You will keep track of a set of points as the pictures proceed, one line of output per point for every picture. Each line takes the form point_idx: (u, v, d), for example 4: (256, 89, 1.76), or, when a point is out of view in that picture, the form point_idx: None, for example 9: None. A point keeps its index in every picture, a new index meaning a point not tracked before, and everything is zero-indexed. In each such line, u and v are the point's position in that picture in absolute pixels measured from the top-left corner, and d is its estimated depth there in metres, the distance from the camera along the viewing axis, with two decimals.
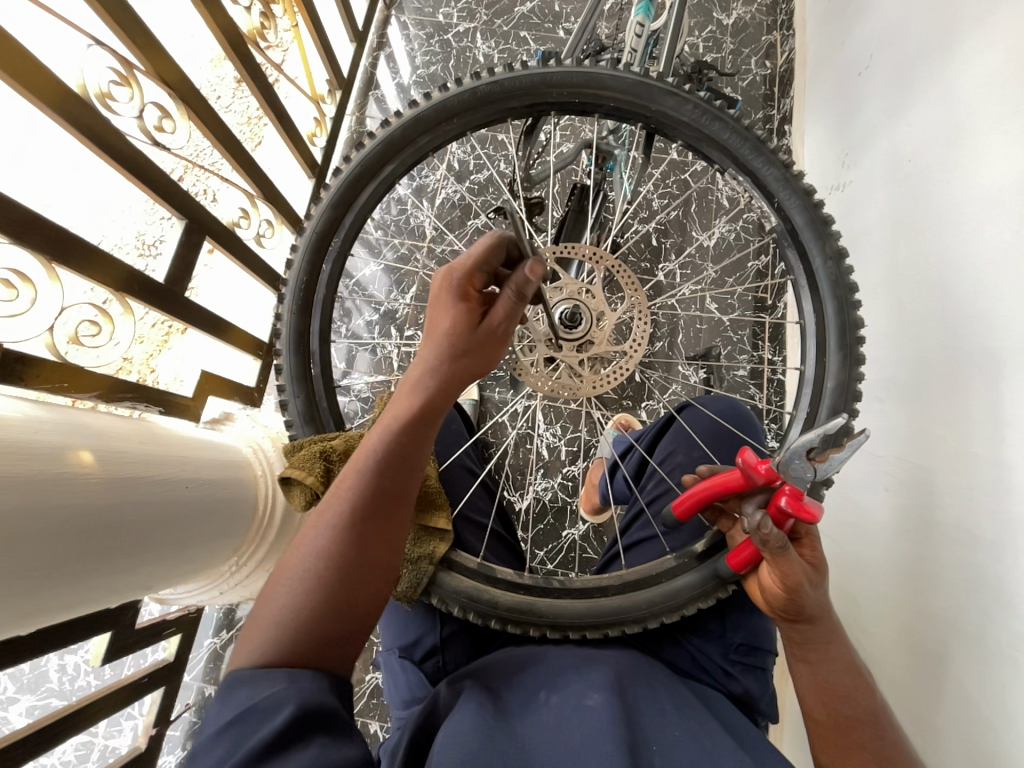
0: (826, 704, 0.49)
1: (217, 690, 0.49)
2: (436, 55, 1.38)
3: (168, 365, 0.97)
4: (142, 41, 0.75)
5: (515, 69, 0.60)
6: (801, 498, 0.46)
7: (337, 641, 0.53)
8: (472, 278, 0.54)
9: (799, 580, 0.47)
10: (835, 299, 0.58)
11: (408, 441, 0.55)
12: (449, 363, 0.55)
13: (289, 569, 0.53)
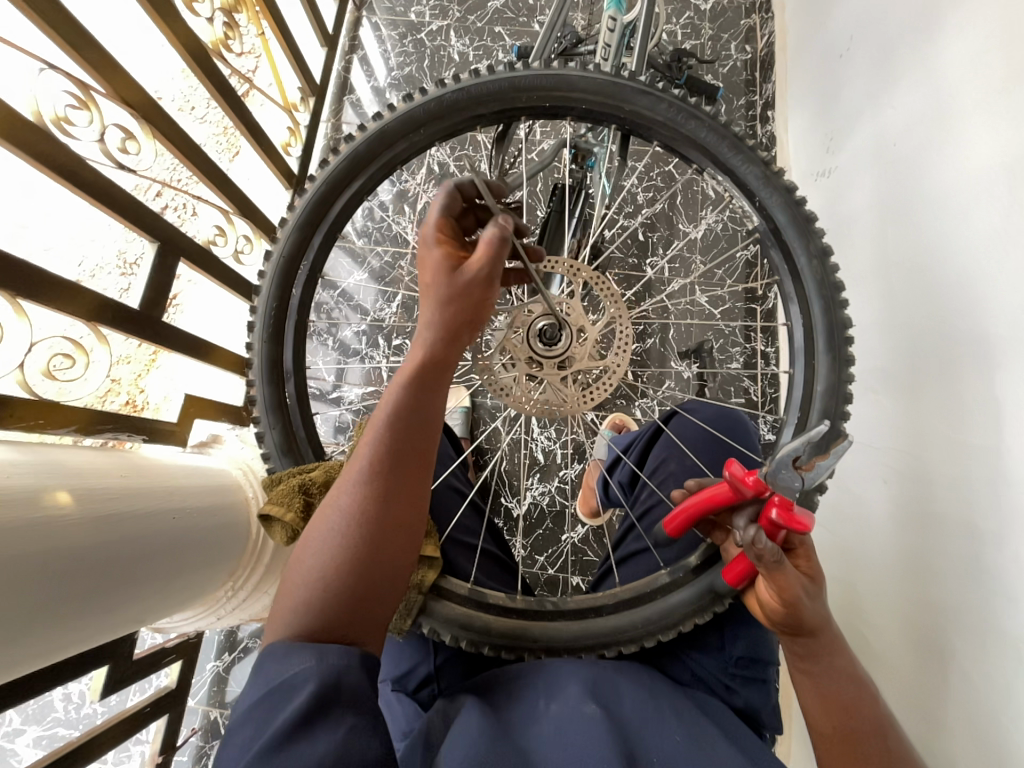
0: (828, 714, 0.48)
1: (251, 669, 0.50)
2: (410, 55, 1.35)
3: (156, 384, 0.94)
4: (99, 61, 0.72)
5: (482, 74, 0.58)
6: (792, 510, 0.44)
7: (364, 610, 0.52)
8: (442, 231, 0.58)
9: (796, 591, 0.46)
10: (822, 299, 0.56)
11: (413, 397, 0.54)
12: (439, 313, 0.54)
13: (311, 537, 0.53)
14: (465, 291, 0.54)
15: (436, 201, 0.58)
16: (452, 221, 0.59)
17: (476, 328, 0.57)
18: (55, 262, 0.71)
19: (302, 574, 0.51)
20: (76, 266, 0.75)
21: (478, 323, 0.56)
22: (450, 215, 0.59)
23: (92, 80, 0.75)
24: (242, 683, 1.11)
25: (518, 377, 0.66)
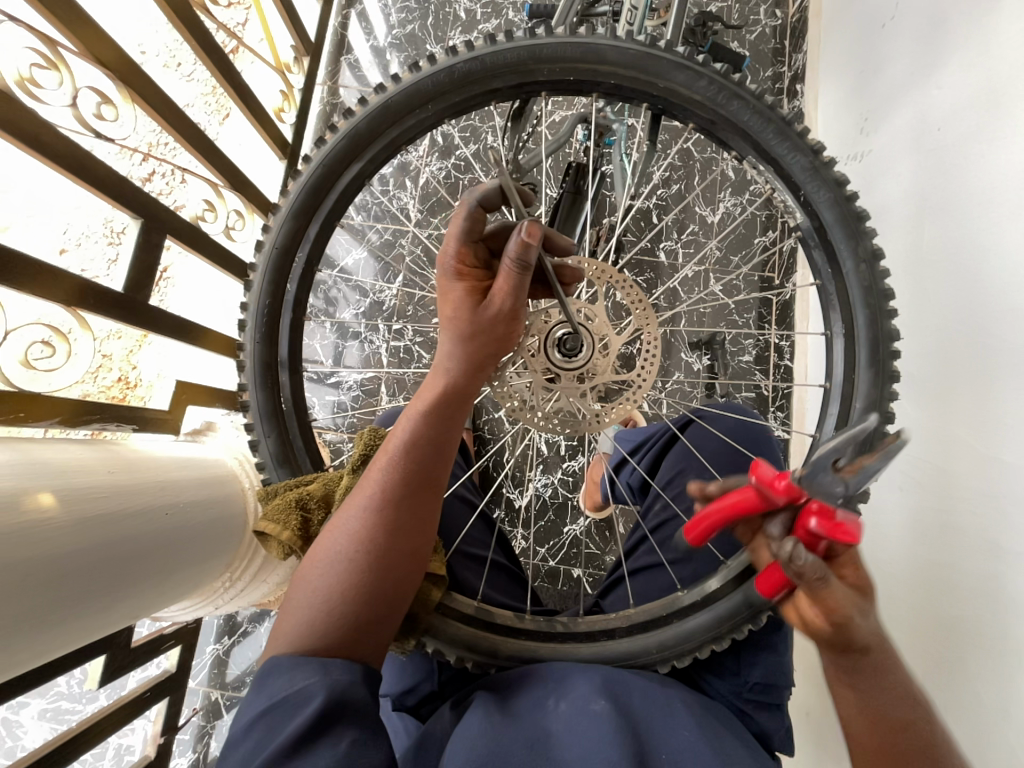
0: (875, 738, 0.47)
1: (253, 677, 0.49)
2: (412, 12, 1.24)
3: (149, 362, 0.91)
4: (64, 12, 0.64)
5: (499, 40, 0.52)
6: (835, 519, 0.42)
7: (370, 631, 0.51)
8: (465, 259, 0.53)
9: (847, 609, 0.45)
10: (868, 308, 0.53)
11: (433, 426, 0.53)
12: (459, 343, 0.52)
13: (317, 556, 0.51)
14: (486, 320, 0.51)
15: (454, 226, 0.52)
16: (477, 246, 0.54)
17: (497, 360, 0.54)
18: (41, 241, 0.68)
19: (307, 595, 0.50)
20: (61, 233, 0.71)
21: (499, 355, 0.53)
22: (472, 239, 0.52)
23: (61, 36, 0.67)
24: (242, 665, 1.12)
25: (532, 388, 0.63)
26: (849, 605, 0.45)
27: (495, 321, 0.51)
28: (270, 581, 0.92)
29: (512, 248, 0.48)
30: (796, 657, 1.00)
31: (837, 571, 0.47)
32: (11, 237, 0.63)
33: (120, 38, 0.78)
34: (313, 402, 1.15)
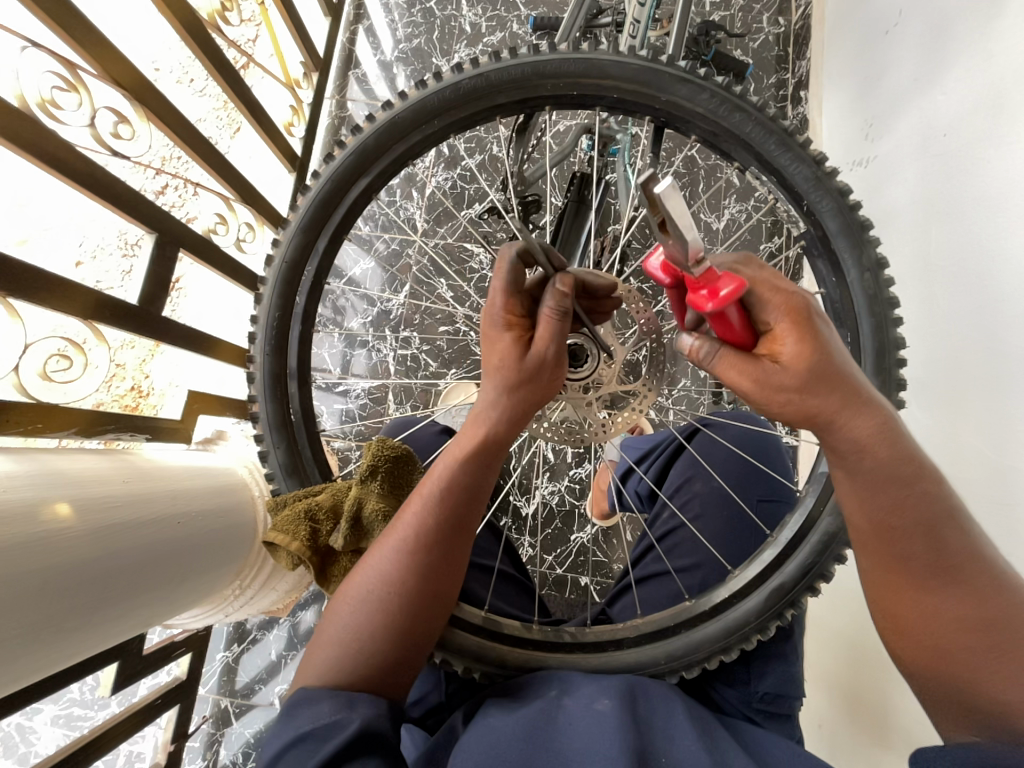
0: (893, 607, 0.49)
1: (278, 714, 0.49)
2: (418, 26, 1.26)
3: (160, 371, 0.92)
4: (85, 37, 0.67)
5: (503, 57, 0.53)
6: (698, 282, 0.40)
7: (398, 670, 0.52)
8: (513, 309, 0.53)
9: (794, 387, 0.43)
10: (873, 316, 0.53)
11: (470, 472, 0.53)
12: (502, 394, 0.52)
13: (349, 590, 0.53)
14: (533, 374, 0.51)
15: (498, 280, 0.52)
16: (524, 297, 0.54)
17: (538, 408, 0.54)
18: (64, 258, 0.70)
19: (338, 632, 0.51)
20: (76, 246, 0.72)
21: (539, 404, 0.53)
22: (518, 289, 0.53)
23: (80, 59, 0.70)
24: (251, 673, 1.12)
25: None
26: (804, 390, 0.43)
27: (540, 374, 0.51)
28: (279, 588, 0.93)
29: (550, 300, 0.50)
30: (809, 667, 0.98)
31: (859, 402, 0.43)
32: (29, 249, 0.65)
33: (135, 58, 0.81)
34: (321, 409, 1.16)
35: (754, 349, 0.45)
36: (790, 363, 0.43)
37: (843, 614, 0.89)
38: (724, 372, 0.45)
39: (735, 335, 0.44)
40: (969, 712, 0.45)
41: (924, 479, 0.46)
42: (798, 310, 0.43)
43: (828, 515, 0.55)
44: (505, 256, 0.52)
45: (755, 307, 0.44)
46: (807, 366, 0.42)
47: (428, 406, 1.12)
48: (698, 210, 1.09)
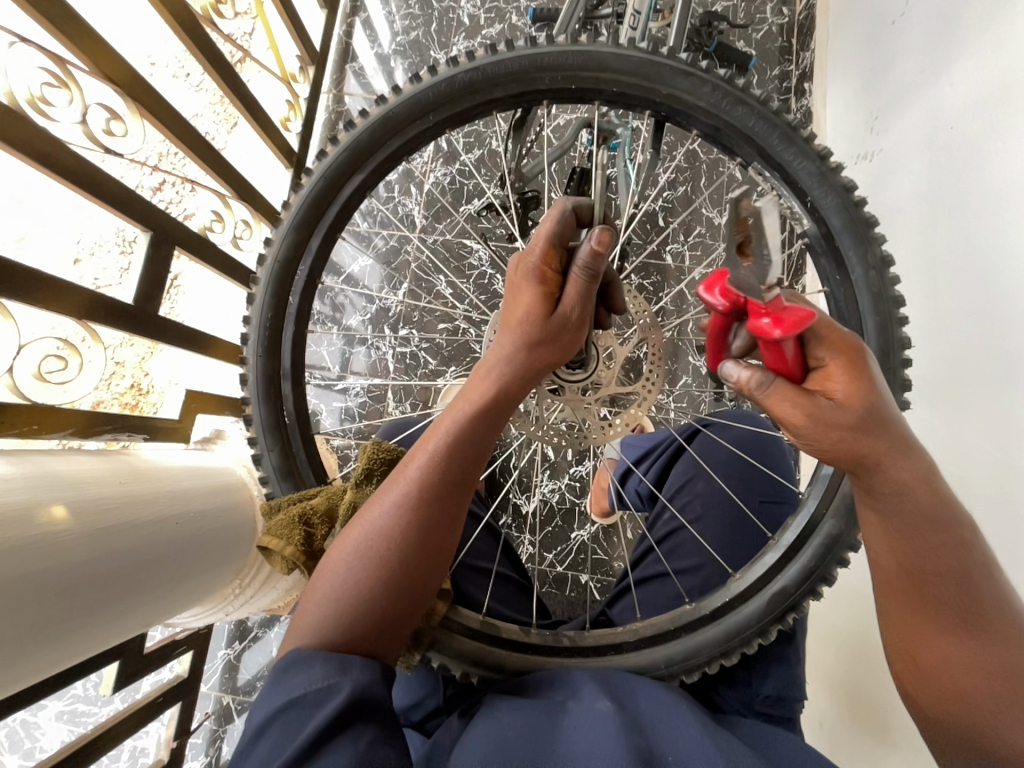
0: (911, 649, 0.48)
1: (267, 676, 0.48)
2: (416, 18, 1.24)
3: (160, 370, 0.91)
4: (76, 32, 0.66)
5: (500, 49, 0.52)
6: (762, 309, 0.39)
7: (391, 629, 0.52)
8: (549, 261, 0.52)
9: (848, 423, 0.42)
10: (878, 316, 0.52)
11: (478, 425, 0.52)
12: (518, 343, 0.51)
13: (347, 540, 0.52)
14: (553, 329, 0.51)
15: (545, 224, 0.51)
16: (565, 250, 0.52)
17: (551, 369, 0.54)
18: (59, 259, 0.69)
19: (334, 585, 0.50)
20: (74, 242, 0.72)
21: (555, 366, 0.53)
22: (563, 242, 0.51)
23: (71, 55, 0.69)
24: (253, 670, 1.13)
25: (537, 400, 0.63)
26: (859, 429, 0.42)
27: (561, 332, 0.52)
28: (279, 587, 0.93)
29: (583, 255, 0.49)
30: (810, 665, 0.98)
31: (902, 446, 0.43)
32: (27, 247, 0.65)
33: (128, 53, 0.79)
34: (320, 408, 1.15)
35: (801, 383, 0.43)
36: (845, 401, 0.42)
37: (844, 611, 0.89)
38: (776, 404, 0.42)
39: (788, 368, 0.42)
40: (976, 752, 0.45)
41: (960, 528, 0.45)
42: (852, 353, 0.43)
43: (829, 519, 0.54)
44: (557, 207, 0.51)
45: (807, 344, 0.43)
46: (863, 406, 0.42)
47: (427, 404, 1.11)
48: (700, 204, 1.08)
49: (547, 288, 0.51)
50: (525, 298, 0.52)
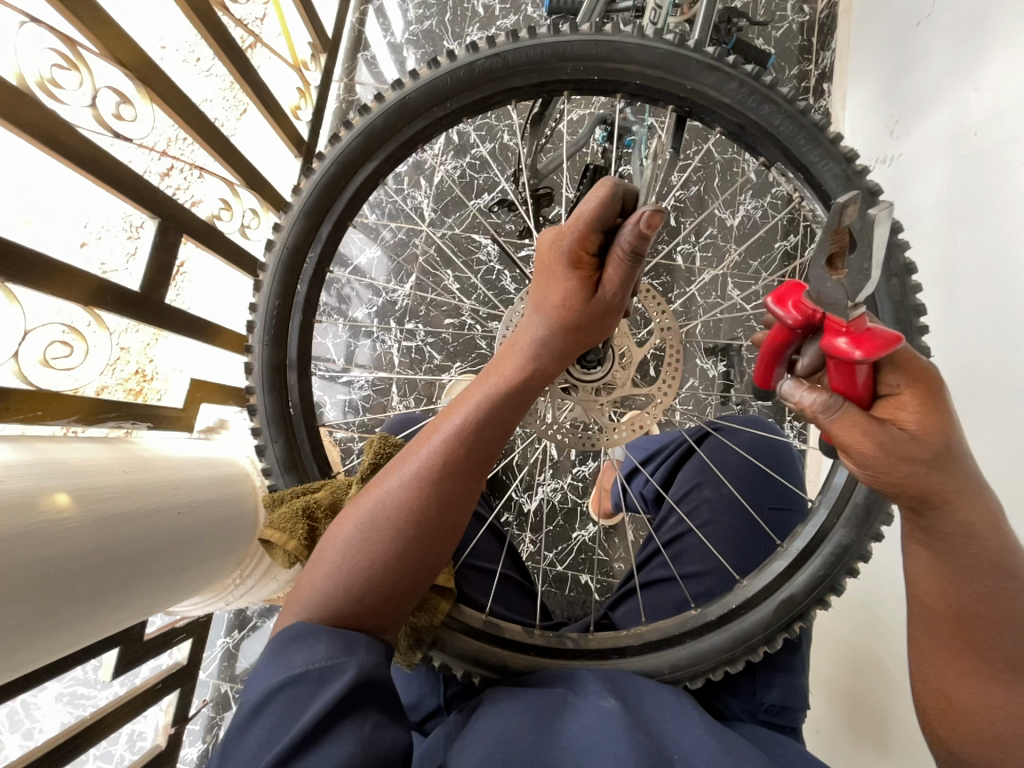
0: (948, 691, 0.48)
1: (265, 653, 0.48)
2: (430, 8, 1.22)
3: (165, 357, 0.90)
4: (86, 14, 0.65)
5: (521, 37, 0.51)
6: (842, 328, 0.37)
7: (395, 607, 0.52)
8: (587, 243, 0.48)
9: (922, 453, 0.39)
10: (897, 323, 0.51)
11: (505, 404, 0.51)
12: (554, 326, 0.50)
13: (367, 500, 0.51)
14: (593, 317, 0.50)
15: (586, 203, 0.46)
16: (603, 232, 0.48)
17: (584, 352, 0.53)
18: (66, 246, 0.68)
19: (343, 556, 0.50)
20: (81, 227, 0.71)
21: (589, 349, 0.53)
22: (604, 225, 0.46)
23: (82, 36, 0.68)
24: (252, 658, 1.15)
25: (547, 399, 0.62)
26: (933, 463, 0.39)
27: (601, 318, 0.51)
28: (279, 578, 0.93)
29: (626, 238, 0.45)
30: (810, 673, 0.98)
31: (977, 495, 0.41)
32: (32, 230, 0.63)
33: (139, 35, 0.78)
34: (324, 400, 1.15)
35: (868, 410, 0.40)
36: (920, 432, 0.39)
37: (845, 620, 0.89)
38: (845, 428, 0.39)
39: (855, 392, 0.40)
40: None
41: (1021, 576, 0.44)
42: (933, 383, 0.40)
43: (841, 528, 0.54)
44: (604, 183, 0.45)
45: (881, 369, 0.40)
46: (938, 440, 0.39)
47: (431, 400, 1.11)
48: (713, 205, 1.06)
49: (585, 273, 0.48)
50: (559, 282, 0.49)
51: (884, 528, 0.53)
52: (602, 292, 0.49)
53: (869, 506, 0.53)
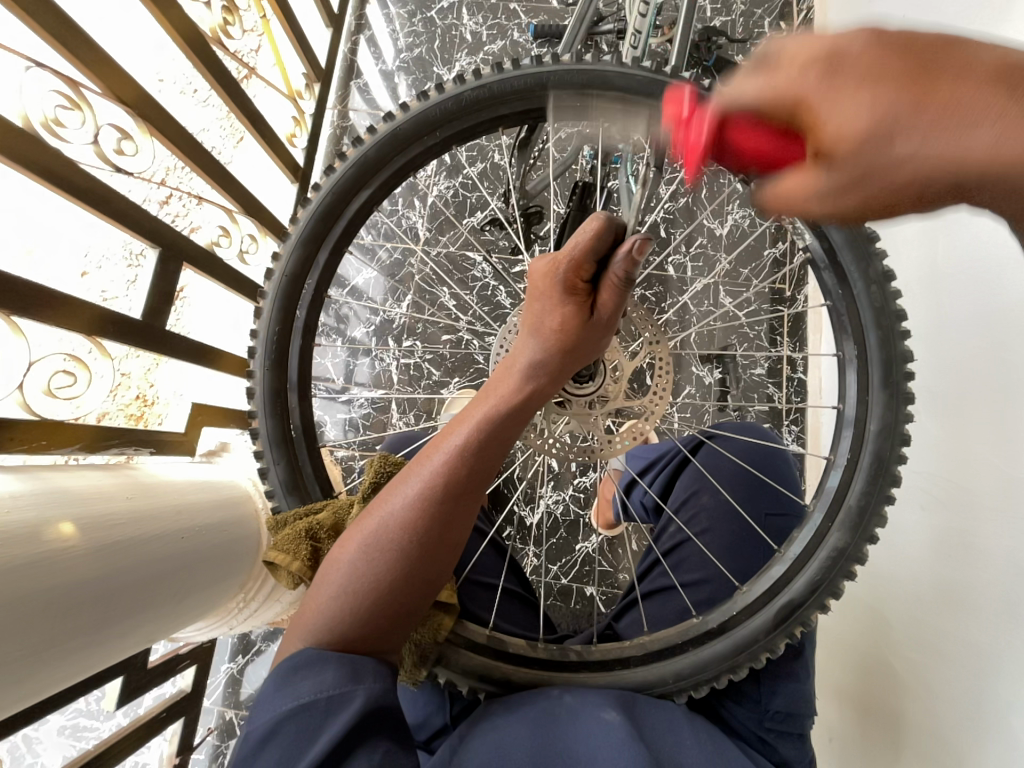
0: None
1: (271, 682, 0.48)
2: (419, 36, 1.27)
3: (167, 381, 0.91)
4: (90, 57, 0.68)
5: (506, 68, 0.53)
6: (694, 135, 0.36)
7: (396, 629, 0.52)
8: (579, 271, 0.49)
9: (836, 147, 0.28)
10: (880, 329, 0.52)
11: (502, 423, 0.52)
12: (551, 349, 0.51)
13: (368, 521, 0.52)
14: (587, 338, 0.52)
15: (579, 234, 0.48)
16: (596, 263, 0.50)
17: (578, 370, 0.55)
18: (66, 277, 0.69)
19: (343, 579, 0.50)
20: (82, 256, 0.72)
21: (582, 367, 0.55)
22: (597, 255, 0.48)
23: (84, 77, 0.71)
24: (256, 684, 1.13)
25: (543, 415, 0.63)
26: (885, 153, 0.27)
27: (594, 337, 0.52)
28: (284, 601, 0.92)
29: (619, 266, 0.47)
30: (819, 679, 0.97)
31: None
32: (32, 261, 0.64)
33: (139, 73, 0.81)
34: (325, 419, 1.15)
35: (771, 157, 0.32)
36: (833, 151, 0.28)
37: (853, 624, 0.89)
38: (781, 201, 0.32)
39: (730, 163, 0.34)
40: None
41: None
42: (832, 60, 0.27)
43: (837, 532, 0.54)
44: (596, 215, 0.47)
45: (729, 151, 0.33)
46: (863, 126, 0.26)
47: (431, 416, 1.11)
48: (702, 217, 1.09)
49: (580, 299, 0.50)
50: (553, 309, 0.51)
51: (878, 531, 0.54)
52: (595, 314, 0.51)
53: (863, 509, 0.53)
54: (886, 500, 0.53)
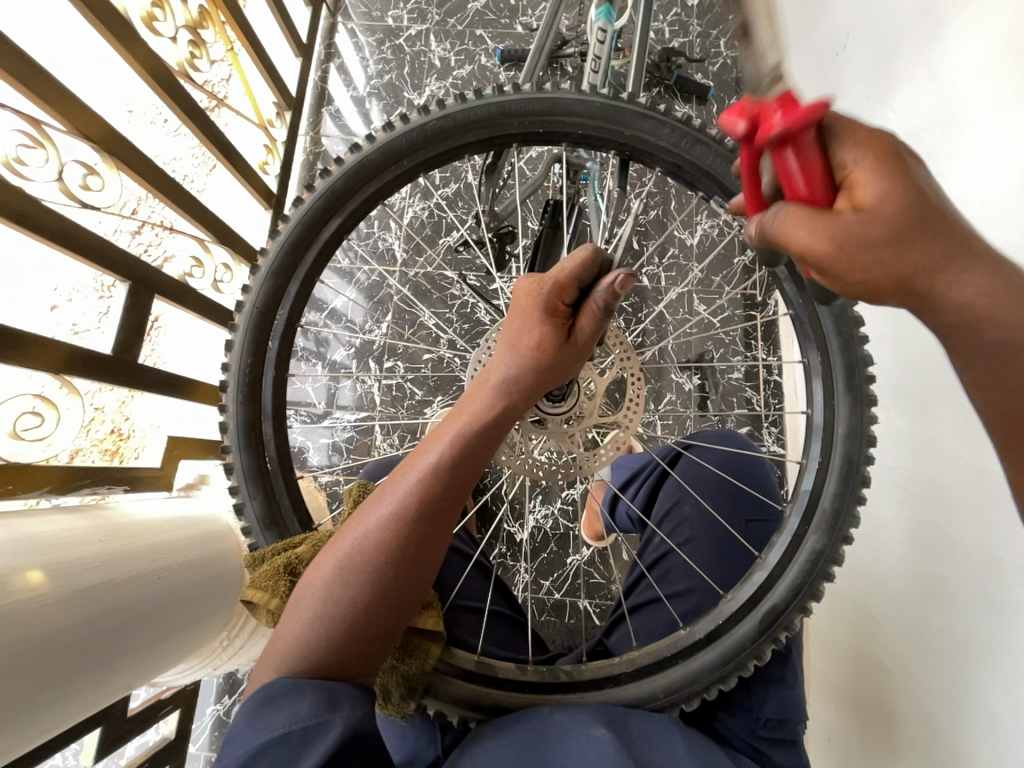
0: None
1: (241, 715, 0.46)
2: (389, 62, 1.29)
3: (143, 415, 0.89)
4: (53, 96, 0.68)
5: (470, 97, 0.54)
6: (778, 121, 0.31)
7: (373, 656, 0.51)
8: (564, 294, 0.51)
9: (876, 240, 0.34)
10: (840, 336, 0.54)
11: (476, 438, 0.52)
12: (529, 366, 0.52)
13: (342, 544, 0.51)
14: (564, 359, 0.53)
15: (568, 260, 0.50)
16: (579, 289, 0.52)
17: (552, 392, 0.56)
18: (34, 313, 0.68)
19: (316, 604, 0.49)
20: (51, 290, 0.71)
21: (554, 388, 0.55)
22: (581, 282, 0.51)
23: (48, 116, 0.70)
24: None
25: (521, 434, 0.64)
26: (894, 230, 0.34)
27: (570, 360, 0.53)
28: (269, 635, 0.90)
29: (601, 293, 0.50)
30: (812, 679, 0.98)
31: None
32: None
33: (105, 109, 0.81)
34: (307, 445, 1.14)
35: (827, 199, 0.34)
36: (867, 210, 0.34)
37: (841, 622, 0.90)
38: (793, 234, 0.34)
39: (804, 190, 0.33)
40: None
41: None
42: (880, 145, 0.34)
43: (814, 534, 0.55)
44: (586, 247, 0.51)
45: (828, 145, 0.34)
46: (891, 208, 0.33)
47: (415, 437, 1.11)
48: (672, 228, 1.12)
49: (561, 320, 0.52)
50: (533, 327, 0.52)
51: (852, 531, 0.55)
52: (574, 337, 0.52)
53: (837, 511, 0.55)
54: (858, 500, 0.55)
